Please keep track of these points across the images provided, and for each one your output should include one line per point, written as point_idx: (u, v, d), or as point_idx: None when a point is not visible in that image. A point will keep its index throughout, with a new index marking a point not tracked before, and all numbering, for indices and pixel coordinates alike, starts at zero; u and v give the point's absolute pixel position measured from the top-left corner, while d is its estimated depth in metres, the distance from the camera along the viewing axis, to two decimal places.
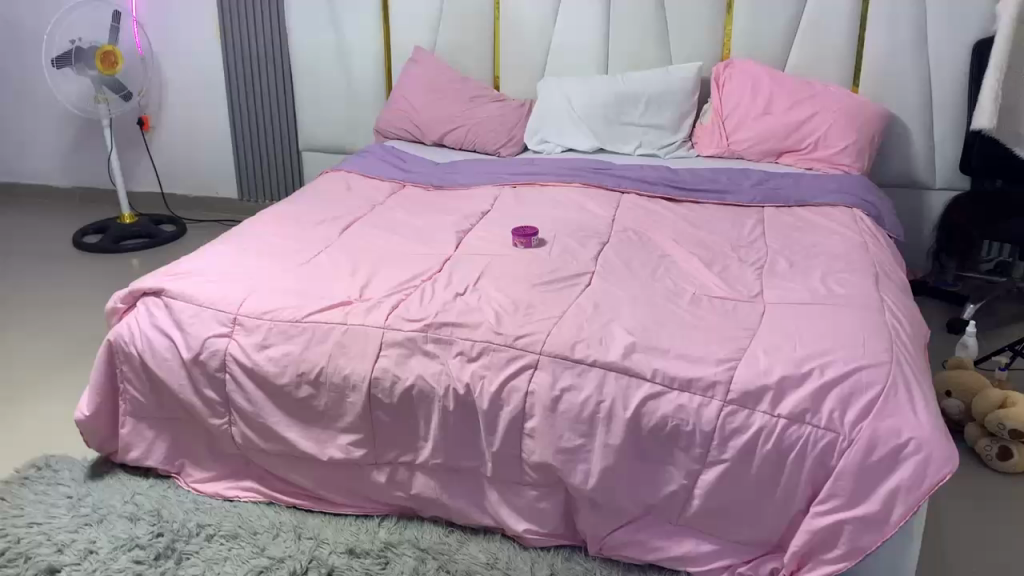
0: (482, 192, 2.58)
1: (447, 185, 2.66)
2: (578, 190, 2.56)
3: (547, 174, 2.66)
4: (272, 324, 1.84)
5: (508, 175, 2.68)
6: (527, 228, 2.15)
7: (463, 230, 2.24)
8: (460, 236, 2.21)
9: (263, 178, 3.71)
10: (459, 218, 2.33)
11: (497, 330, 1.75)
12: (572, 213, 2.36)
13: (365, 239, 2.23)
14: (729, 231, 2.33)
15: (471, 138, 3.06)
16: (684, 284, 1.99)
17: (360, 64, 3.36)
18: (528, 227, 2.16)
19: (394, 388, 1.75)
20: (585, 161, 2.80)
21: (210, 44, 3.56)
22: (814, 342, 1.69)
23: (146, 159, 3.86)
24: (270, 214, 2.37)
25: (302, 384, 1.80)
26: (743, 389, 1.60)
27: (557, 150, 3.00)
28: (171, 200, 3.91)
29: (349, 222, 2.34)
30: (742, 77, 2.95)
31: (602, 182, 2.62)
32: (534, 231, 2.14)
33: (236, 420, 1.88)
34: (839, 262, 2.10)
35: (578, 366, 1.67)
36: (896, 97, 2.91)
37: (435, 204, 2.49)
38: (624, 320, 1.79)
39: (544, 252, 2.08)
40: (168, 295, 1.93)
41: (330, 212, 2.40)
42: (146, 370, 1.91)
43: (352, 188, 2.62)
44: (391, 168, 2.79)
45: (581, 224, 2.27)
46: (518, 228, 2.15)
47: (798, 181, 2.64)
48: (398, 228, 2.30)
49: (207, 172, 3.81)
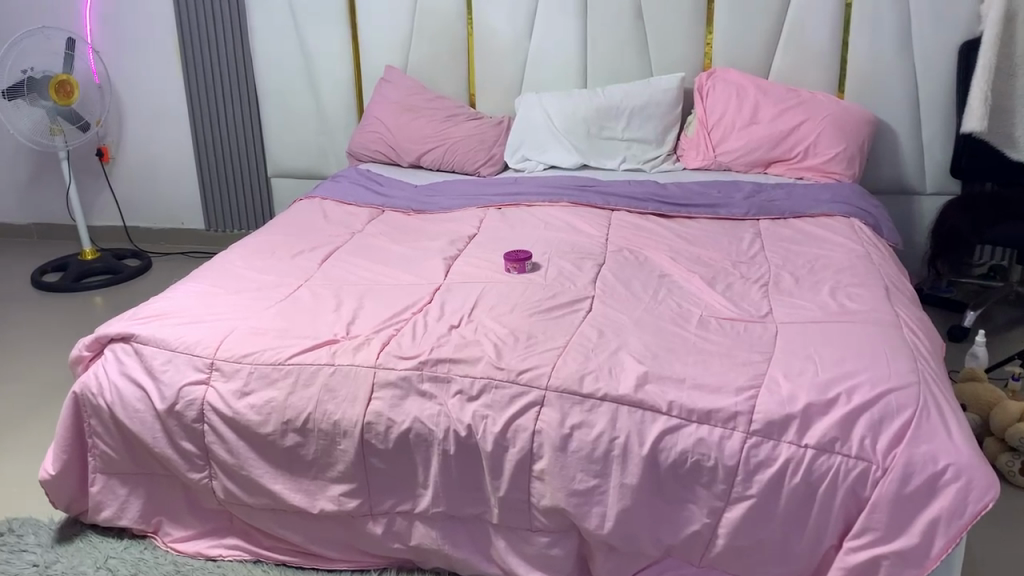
0: (467, 215, 2.46)
1: (429, 210, 2.54)
2: (567, 209, 2.45)
3: (532, 194, 2.55)
4: (252, 367, 1.70)
5: (492, 196, 2.56)
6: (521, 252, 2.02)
7: (451, 256, 2.12)
8: (448, 262, 2.08)
9: (232, 208, 3.56)
10: (445, 244, 2.21)
11: (498, 364, 1.63)
12: (563, 233, 2.25)
13: (347, 270, 2.10)
14: (728, 247, 2.23)
15: (450, 158, 2.94)
16: (689, 306, 1.88)
17: (328, 87, 3.23)
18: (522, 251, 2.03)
19: (389, 433, 1.62)
20: (570, 179, 2.70)
21: (170, 69, 3.42)
22: (836, 363, 1.60)
23: (105, 192, 3.68)
24: (242, 246, 2.22)
25: (288, 433, 1.66)
26: (767, 419, 1.50)
27: (539, 168, 2.89)
28: (134, 233, 3.73)
29: (328, 252, 2.21)
30: (725, 86, 2.87)
31: (591, 199, 2.51)
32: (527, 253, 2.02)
33: (217, 473, 1.73)
34: (846, 275, 2.01)
35: (588, 401, 1.56)
36: (883, 102, 2.84)
37: (417, 230, 2.37)
38: (632, 348, 1.68)
39: (539, 278, 1.96)
40: (138, 340, 1.78)
41: (305, 242, 2.26)
42: (117, 423, 1.76)
43: (328, 216, 2.48)
44: (368, 192, 2.66)
45: (575, 245, 2.16)
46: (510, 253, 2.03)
47: (790, 192, 2.56)
48: (380, 257, 2.17)
49: (172, 202, 3.65)
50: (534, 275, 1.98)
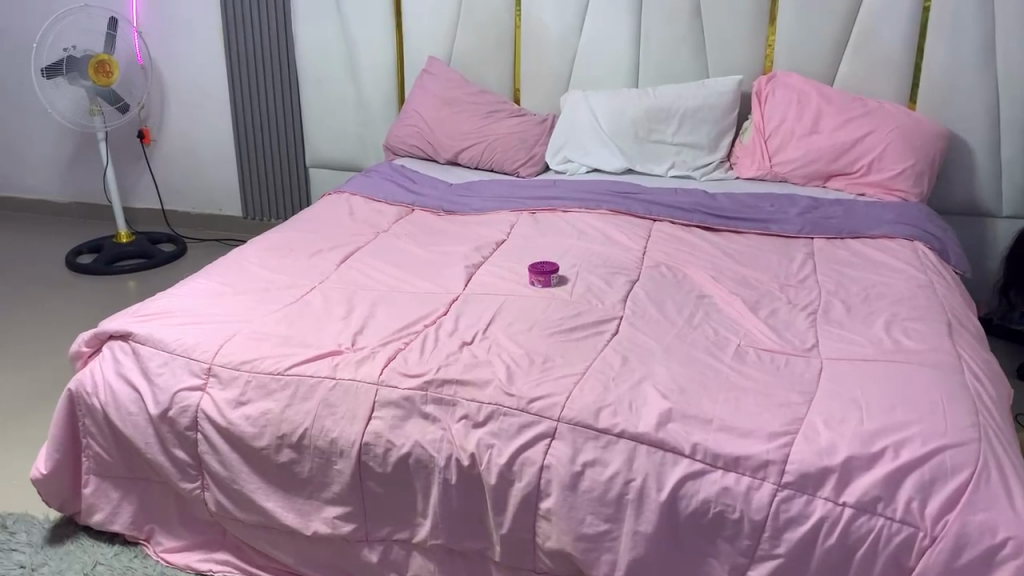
0: (498, 218, 2.33)
1: (460, 211, 2.42)
2: (605, 217, 2.30)
3: (570, 198, 2.40)
4: (250, 376, 1.60)
5: (527, 199, 2.42)
6: (547, 264, 1.88)
7: (474, 264, 1.99)
8: (470, 270, 1.96)
9: (269, 197, 3.49)
10: (470, 249, 2.08)
11: (508, 390, 1.49)
12: (597, 244, 2.10)
13: (364, 273, 1.99)
14: (776, 268, 2.06)
15: (489, 156, 2.81)
16: (725, 333, 1.73)
17: (369, 77, 3.12)
18: (548, 263, 1.89)
19: (387, 456, 1.50)
20: (612, 184, 2.54)
21: (213, 52, 3.35)
22: (886, 411, 1.42)
23: (147, 174, 3.65)
24: (260, 241, 2.13)
25: (283, 448, 1.56)
26: (802, 471, 1.34)
27: (582, 170, 2.75)
28: (172, 217, 3.70)
29: (348, 253, 2.10)
30: (786, 92, 2.68)
31: (632, 208, 2.35)
32: (554, 266, 1.88)
33: (209, 485, 1.64)
34: (904, 307, 1.83)
35: (603, 437, 1.42)
36: (958, 116, 2.62)
37: (444, 233, 2.24)
38: (657, 380, 1.53)
39: (564, 293, 1.82)
40: (136, 339, 1.70)
41: (326, 240, 2.16)
42: (110, 425, 1.68)
43: (354, 213, 2.38)
44: (399, 189, 2.55)
45: (609, 258, 2.02)
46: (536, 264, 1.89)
47: (849, 209, 2.36)
48: (401, 261, 2.06)
49: (210, 188, 3.60)
50: (561, 289, 1.84)
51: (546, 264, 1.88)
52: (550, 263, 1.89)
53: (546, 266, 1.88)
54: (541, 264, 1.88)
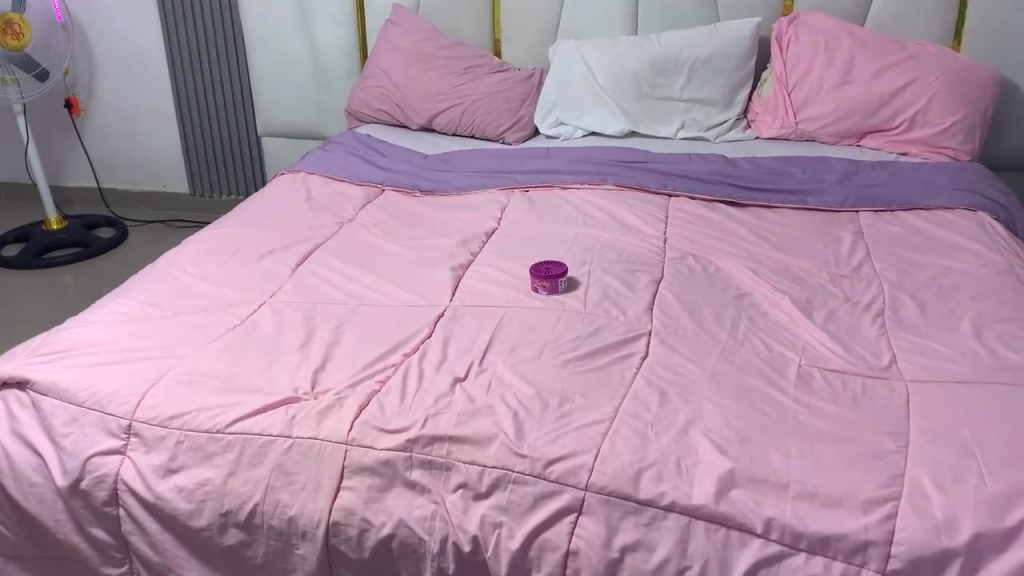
0: (486, 200, 1.96)
1: (439, 191, 2.05)
2: (611, 195, 1.94)
3: (567, 172, 2.03)
4: (182, 435, 1.24)
5: (517, 174, 2.05)
6: (551, 265, 1.52)
7: (461, 264, 1.63)
8: (458, 274, 1.60)
9: (218, 171, 3.08)
10: (454, 243, 1.71)
11: (518, 448, 1.15)
12: (607, 231, 1.75)
13: (327, 280, 1.62)
14: (822, 254, 1.72)
15: (468, 120, 2.42)
16: (779, 350, 1.39)
17: (324, 29, 2.70)
18: (553, 262, 1.53)
19: (363, 539, 1.16)
20: (614, 152, 2.18)
21: (145, 6, 2.91)
22: (1011, 463, 1.10)
23: (78, 148, 3.22)
24: (198, 242, 1.75)
25: (229, 528, 1.21)
26: (914, 555, 1.01)
27: (577, 134, 2.38)
28: (110, 196, 3.28)
29: (306, 252, 1.73)
30: (812, 36, 2.31)
31: (642, 181, 1.99)
32: (561, 266, 1.52)
33: (139, 570, 1.29)
34: (991, 304, 1.49)
35: (646, 512, 1.08)
36: (1011, 58, 2.27)
37: (421, 221, 1.87)
38: (708, 425, 1.19)
39: (576, 301, 1.47)
40: (35, 388, 1.32)
41: (279, 237, 1.78)
42: (7, 497, 1.31)
43: (313, 197, 1.99)
44: (365, 165, 2.16)
45: (624, 250, 1.66)
46: (536, 264, 1.53)
47: (895, 174, 2.02)
48: (370, 262, 1.69)
49: (151, 162, 3.18)
50: (570, 297, 1.48)
51: (549, 265, 1.52)
52: (556, 262, 1.53)
53: (551, 267, 1.52)
54: (543, 265, 1.52)
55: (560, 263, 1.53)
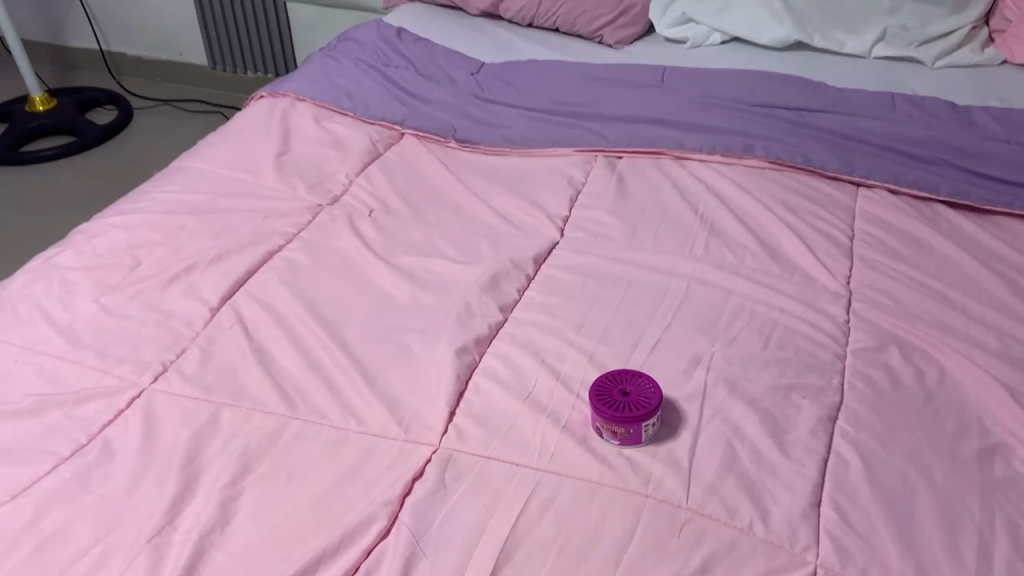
0: (551, 174, 1.24)
1: (484, 145, 1.33)
2: (756, 185, 1.18)
3: (688, 128, 1.28)
4: None
5: (607, 125, 1.31)
6: (637, 384, 0.82)
7: (485, 336, 0.94)
8: (472, 359, 0.92)
9: (236, 41, 2.39)
10: (479, 278, 1.02)
11: None
12: (746, 273, 1.01)
13: (254, 345, 0.97)
14: None
15: (550, 8, 1.63)
16: None
17: None
18: (641, 376, 0.83)
19: None
20: (769, 82, 1.37)
21: None
22: None
23: (79, 2, 2.58)
24: (85, 243, 1.12)
25: None
26: None
27: (714, 40, 1.56)
28: (117, 63, 2.66)
29: (242, 273, 1.07)
30: None
31: (812, 153, 1.22)
32: (653, 391, 0.81)
33: None
34: None
35: None
36: None
37: (439, 217, 1.18)
38: None
39: (670, 477, 0.77)
40: None
41: (212, 236, 1.13)
42: None
43: (291, 150, 1.31)
44: (381, 85, 1.45)
45: (774, 329, 0.94)
46: (608, 379, 0.83)
47: None
48: (339, 306, 1.02)
49: (160, 23, 2.52)
50: (661, 462, 0.79)
51: (632, 385, 0.82)
52: (646, 376, 0.83)
53: (635, 391, 0.81)
54: (622, 384, 0.82)
55: (653, 378, 0.83)
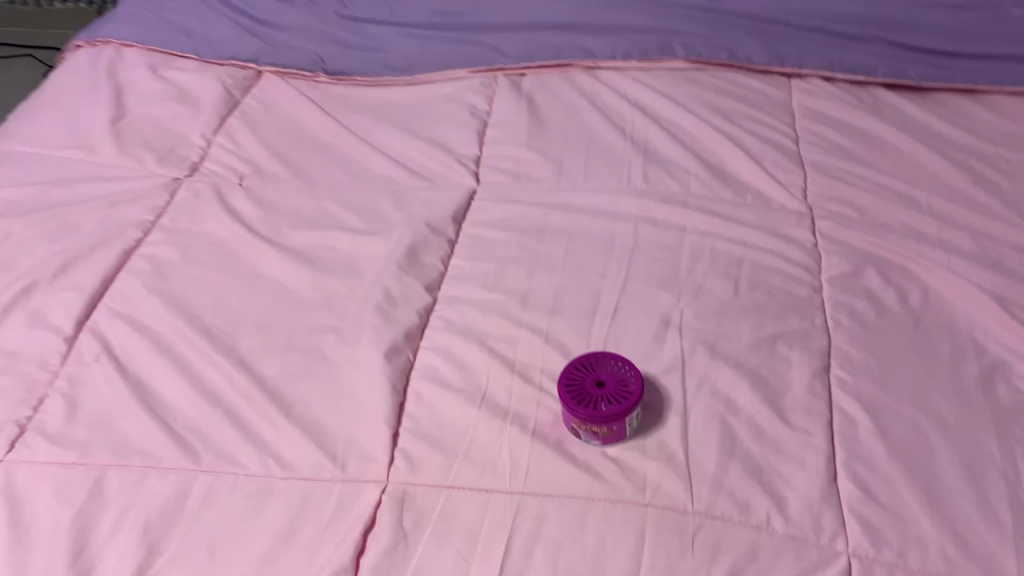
0: (450, 104, 1.06)
1: (362, 76, 1.14)
2: (683, 91, 1.05)
3: (595, 29, 1.11)
4: None
5: (502, 36, 1.13)
6: (613, 372, 0.69)
7: (417, 326, 0.79)
8: (409, 357, 0.77)
9: None
10: (393, 253, 0.85)
11: None
12: (696, 203, 0.88)
13: (130, 378, 0.78)
14: None
15: None
16: None
17: None
18: (617, 361, 0.70)
19: None
20: None
21: None
22: None
23: None
24: None
25: None
26: None
27: None
28: None
29: (97, 284, 0.87)
30: None
31: (737, 44, 1.08)
32: (633, 379, 0.69)
33: None
34: None
35: None
36: None
37: (327, 176, 0.99)
38: None
39: (667, 477, 0.66)
40: None
41: (50, 241, 0.91)
42: None
43: (129, 112, 1.08)
44: (224, 15, 1.21)
45: (741, 268, 0.82)
46: (580, 366, 0.70)
47: None
48: (228, 310, 0.84)
49: None
50: (654, 459, 0.67)
51: (608, 374, 0.69)
52: (623, 360, 0.70)
53: (612, 382, 0.69)
54: (595, 372, 0.70)
55: (631, 362, 0.70)
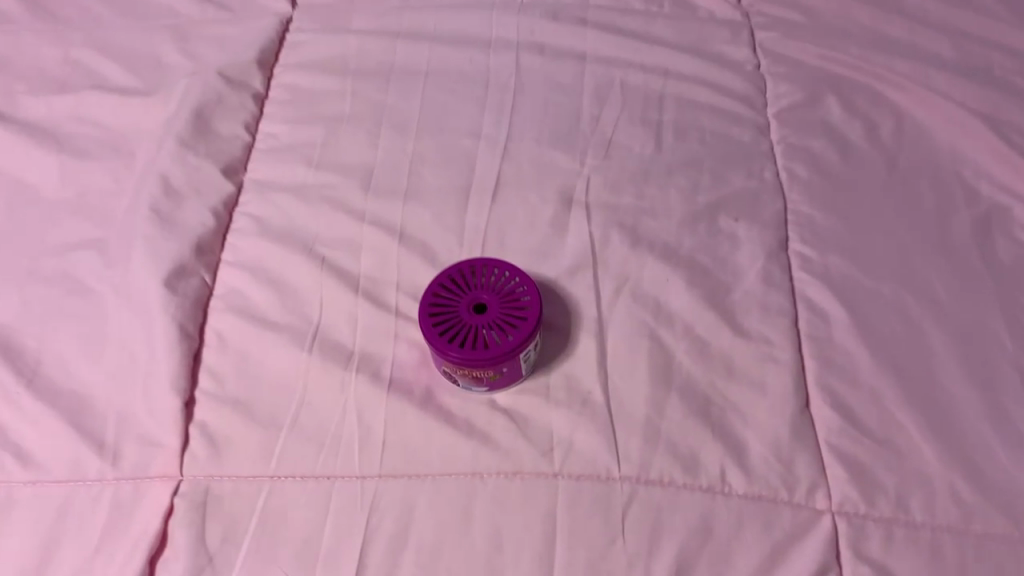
0: None
1: None
2: None
3: None
4: None
5: None
6: (496, 288, 0.48)
7: (217, 234, 0.55)
8: (207, 281, 0.54)
9: None
10: (173, 121, 0.59)
11: None
12: (596, 21, 0.65)
13: None
14: None
15: None
16: None
17: None
18: (501, 271, 0.49)
19: None
20: None
21: None
22: None
23: None
24: None
25: None
26: None
27: None
28: None
29: None
30: None
31: None
32: (526, 297, 0.48)
33: None
34: None
35: None
36: None
37: (82, 11, 0.70)
38: None
39: (580, 432, 0.46)
40: None
41: None
42: None
43: None
44: None
45: (662, 109, 0.60)
46: (448, 284, 0.49)
47: None
48: None
49: None
50: (561, 406, 0.47)
51: (489, 292, 0.48)
52: (510, 268, 0.49)
53: (497, 304, 0.47)
54: (471, 291, 0.48)
55: (521, 270, 0.49)
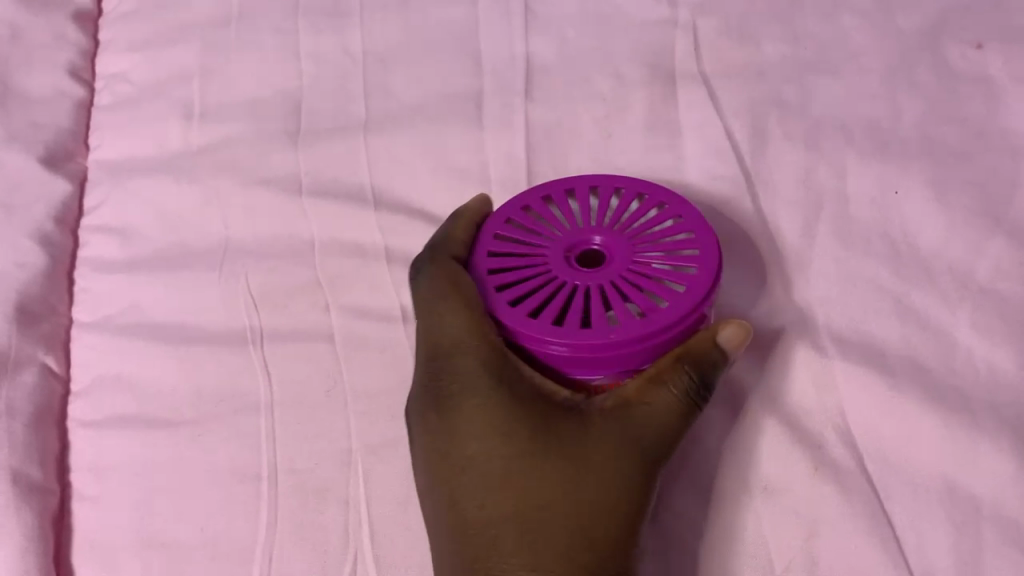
0: None
1: None
2: None
3: None
4: None
5: None
6: (619, 222, 0.25)
7: (55, 275, 0.30)
8: (51, 367, 0.29)
9: None
10: None
11: None
12: None
13: None
14: None
15: None
16: None
17: None
18: (624, 197, 0.26)
19: None
20: None
21: None
22: None
23: None
24: None
25: None
26: None
27: None
28: None
29: None
30: None
31: None
32: (682, 234, 0.25)
33: None
34: None
35: None
36: None
37: None
38: None
39: (823, 536, 0.22)
40: None
41: None
42: None
43: None
44: None
45: None
46: (522, 224, 0.26)
47: None
48: None
49: None
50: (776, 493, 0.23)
51: (606, 229, 0.25)
52: (643, 188, 0.26)
53: (628, 246, 0.24)
54: (572, 232, 0.25)
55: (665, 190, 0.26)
